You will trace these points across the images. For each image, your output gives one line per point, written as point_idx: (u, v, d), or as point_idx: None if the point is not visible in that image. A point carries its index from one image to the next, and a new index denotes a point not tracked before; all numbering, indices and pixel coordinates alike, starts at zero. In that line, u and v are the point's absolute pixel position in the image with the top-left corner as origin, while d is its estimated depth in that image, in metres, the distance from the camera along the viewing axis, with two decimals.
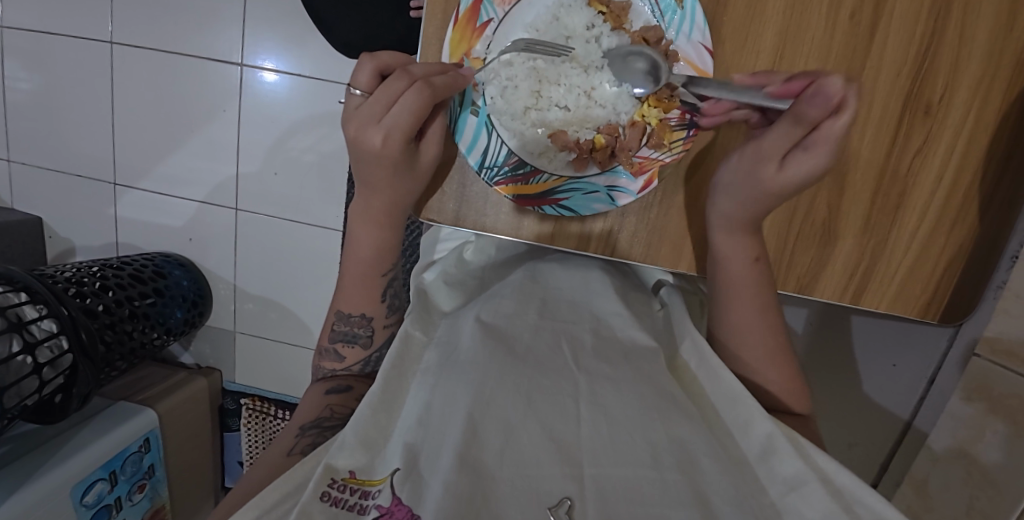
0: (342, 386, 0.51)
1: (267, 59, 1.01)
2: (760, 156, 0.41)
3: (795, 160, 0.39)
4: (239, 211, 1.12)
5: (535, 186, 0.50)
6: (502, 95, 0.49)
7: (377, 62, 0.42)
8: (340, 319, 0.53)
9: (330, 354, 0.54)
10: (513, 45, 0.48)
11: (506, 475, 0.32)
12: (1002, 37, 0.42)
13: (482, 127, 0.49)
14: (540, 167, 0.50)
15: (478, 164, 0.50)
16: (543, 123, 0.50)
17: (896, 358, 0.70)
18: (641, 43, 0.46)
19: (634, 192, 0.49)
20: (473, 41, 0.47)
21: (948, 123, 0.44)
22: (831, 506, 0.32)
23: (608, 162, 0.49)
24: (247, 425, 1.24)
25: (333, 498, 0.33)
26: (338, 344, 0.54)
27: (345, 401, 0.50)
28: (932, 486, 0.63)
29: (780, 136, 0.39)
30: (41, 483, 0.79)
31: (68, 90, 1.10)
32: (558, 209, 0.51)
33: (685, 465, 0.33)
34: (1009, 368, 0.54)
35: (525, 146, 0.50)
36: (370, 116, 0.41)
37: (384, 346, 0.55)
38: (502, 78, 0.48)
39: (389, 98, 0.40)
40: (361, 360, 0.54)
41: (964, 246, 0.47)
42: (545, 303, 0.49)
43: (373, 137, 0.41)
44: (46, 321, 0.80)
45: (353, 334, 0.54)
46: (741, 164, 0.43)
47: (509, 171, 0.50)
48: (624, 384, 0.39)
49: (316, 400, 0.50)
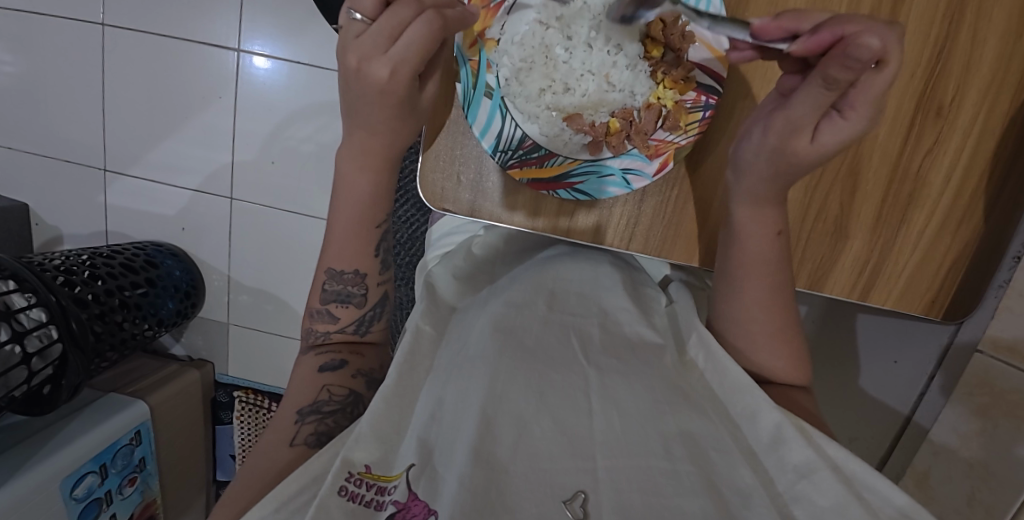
0: (336, 362, 0.49)
1: (262, 45, 0.99)
2: (789, 128, 0.39)
3: (828, 126, 0.38)
4: (234, 200, 1.10)
5: (550, 169, 0.50)
6: (516, 77, 0.48)
7: None
8: (331, 277, 0.51)
9: (323, 315, 0.52)
10: (526, 27, 0.48)
11: (519, 469, 0.32)
12: (1013, 41, 0.43)
13: (496, 110, 0.49)
14: (555, 150, 0.50)
15: (492, 148, 0.49)
16: (558, 106, 0.50)
17: (897, 355, 0.71)
18: (659, 24, 0.46)
19: (650, 175, 0.49)
20: (487, 21, 0.47)
21: (958, 125, 0.45)
22: (842, 491, 0.32)
23: (623, 145, 0.49)
24: (239, 418, 1.23)
25: (350, 493, 0.33)
26: (332, 305, 0.52)
27: (342, 380, 0.48)
28: (932, 481, 0.65)
29: (808, 106, 0.38)
30: (28, 477, 0.77)
31: (57, 73, 1.07)
32: (573, 193, 0.51)
33: (699, 458, 0.34)
34: (1013, 365, 0.56)
35: (540, 129, 0.49)
36: (375, 45, 0.37)
37: (377, 305, 0.54)
38: (516, 59, 0.48)
39: (395, 27, 0.37)
40: (355, 320, 0.52)
41: (969, 247, 0.48)
42: (554, 294, 0.49)
43: (378, 69, 0.37)
44: (35, 310, 0.78)
45: (348, 292, 0.52)
46: (768, 137, 0.41)
47: (522, 155, 0.50)
48: (633, 376, 0.39)
49: (309, 379, 0.48)
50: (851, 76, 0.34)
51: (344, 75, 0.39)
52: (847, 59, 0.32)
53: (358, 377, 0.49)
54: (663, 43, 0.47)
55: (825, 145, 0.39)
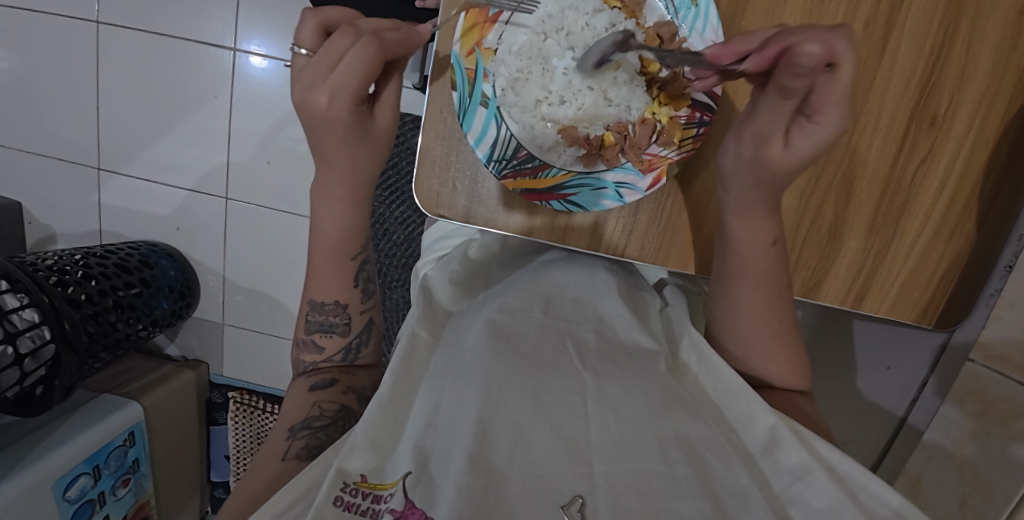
0: (327, 380, 0.50)
1: (259, 44, 0.99)
2: (760, 138, 0.39)
3: (799, 132, 0.37)
4: (229, 200, 1.10)
5: (544, 180, 0.50)
6: (512, 88, 0.48)
7: (320, 18, 0.40)
8: (313, 308, 0.52)
9: (309, 345, 0.52)
10: (524, 38, 0.47)
11: (517, 475, 0.32)
12: (1007, 52, 0.44)
13: (491, 119, 0.49)
14: (548, 161, 0.50)
15: (487, 157, 0.49)
16: (553, 118, 0.49)
17: (890, 362, 0.72)
18: (656, 40, 0.46)
19: (642, 190, 0.49)
20: (485, 31, 0.47)
21: (952, 134, 0.45)
22: (836, 492, 0.32)
23: (617, 159, 0.49)
24: (234, 421, 1.20)
25: (346, 503, 0.33)
26: (316, 335, 0.52)
27: (333, 397, 0.48)
28: (924, 485, 0.65)
29: (773, 115, 0.37)
30: (20, 479, 0.76)
31: (51, 72, 1.06)
32: (566, 205, 0.51)
33: (695, 461, 0.34)
34: (1001, 372, 0.57)
35: (534, 140, 0.50)
36: (315, 75, 0.38)
37: (362, 332, 0.54)
38: (513, 70, 0.48)
39: (334, 57, 0.38)
40: (341, 349, 0.53)
41: (962, 255, 0.48)
42: (549, 301, 0.49)
43: (319, 97, 0.39)
44: (28, 310, 0.77)
45: (330, 323, 0.52)
46: (742, 149, 0.41)
47: (516, 165, 0.50)
48: (630, 382, 0.40)
49: (302, 397, 0.48)
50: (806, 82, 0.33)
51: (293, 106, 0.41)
52: (793, 66, 0.32)
53: (350, 393, 0.50)
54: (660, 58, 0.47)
55: (801, 152, 0.38)
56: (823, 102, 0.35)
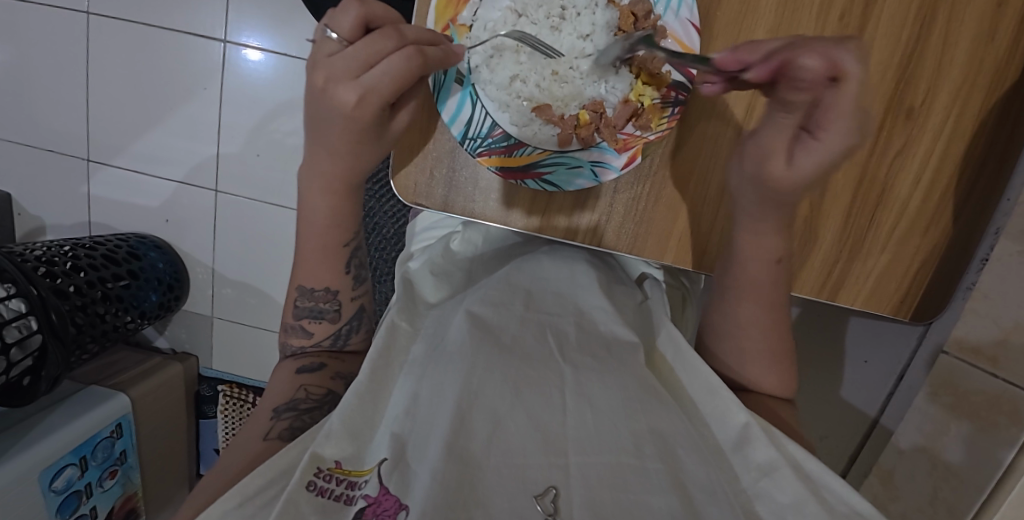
0: (314, 364, 0.50)
1: (251, 37, 0.98)
2: (762, 155, 0.39)
3: (801, 150, 0.37)
4: (218, 193, 1.09)
5: (518, 159, 0.50)
6: (486, 64, 0.49)
7: (365, 9, 0.39)
8: (302, 294, 0.53)
9: (297, 330, 0.53)
10: (499, 13, 0.48)
11: (493, 464, 0.32)
12: (984, 46, 0.44)
13: (466, 97, 0.49)
14: (523, 139, 0.50)
15: (461, 135, 0.49)
16: (528, 96, 0.49)
17: (867, 355, 0.74)
18: (631, 17, 0.46)
19: (617, 168, 0.49)
20: (460, 7, 0.47)
21: (928, 128, 0.46)
22: (801, 489, 0.33)
23: (592, 138, 0.49)
24: (224, 413, 1.23)
25: (320, 487, 0.33)
26: (305, 320, 0.53)
27: (320, 381, 0.49)
28: (896, 479, 0.66)
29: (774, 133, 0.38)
30: (8, 467, 0.77)
31: (40, 62, 1.06)
32: (541, 184, 0.51)
33: (666, 455, 0.34)
34: (974, 366, 0.57)
35: (510, 118, 0.50)
36: (346, 70, 0.38)
37: (353, 319, 0.54)
38: (489, 46, 0.48)
39: (372, 56, 0.38)
40: (330, 334, 0.53)
41: (937, 249, 0.48)
42: (530, 294, 0.49)
43: (346, 94, 0.39)
44: (14, 300, 0.78)
45: (319, 309, 0.53)
46: (746, 168, 0.42)
47: (491, 143, 0.50)
48: (610, 378, 0.39)
49: (288, 379, 0.49)
50: (807, 95, 0.34)
51: (312, 90, 0.40)
52: (795, 80, 0.33)
53: (337, 379, 0.50)
54: (635, 36, 0.47)
55: (802, 170, 0.37)
56: (821, 119, 0.34)
